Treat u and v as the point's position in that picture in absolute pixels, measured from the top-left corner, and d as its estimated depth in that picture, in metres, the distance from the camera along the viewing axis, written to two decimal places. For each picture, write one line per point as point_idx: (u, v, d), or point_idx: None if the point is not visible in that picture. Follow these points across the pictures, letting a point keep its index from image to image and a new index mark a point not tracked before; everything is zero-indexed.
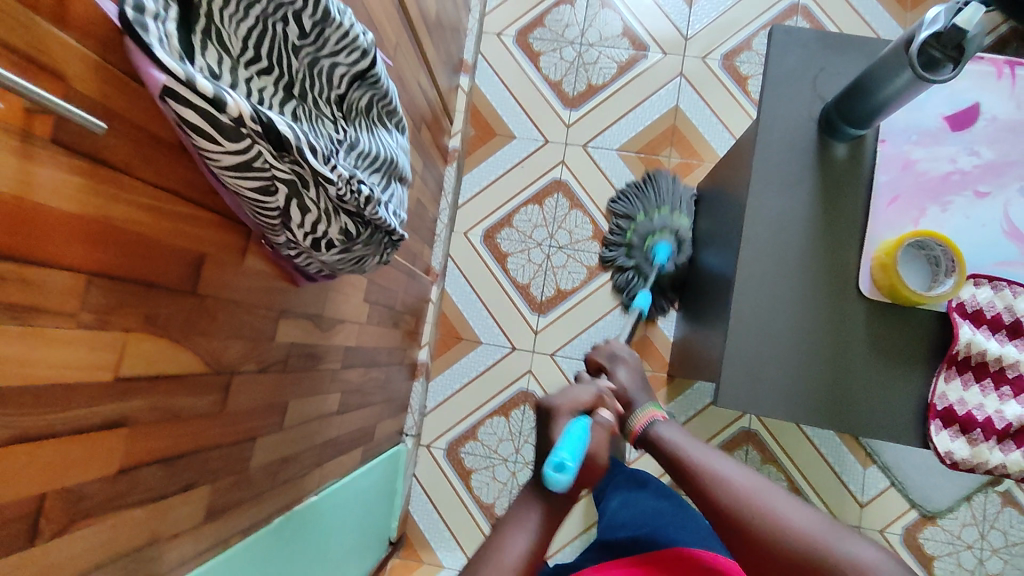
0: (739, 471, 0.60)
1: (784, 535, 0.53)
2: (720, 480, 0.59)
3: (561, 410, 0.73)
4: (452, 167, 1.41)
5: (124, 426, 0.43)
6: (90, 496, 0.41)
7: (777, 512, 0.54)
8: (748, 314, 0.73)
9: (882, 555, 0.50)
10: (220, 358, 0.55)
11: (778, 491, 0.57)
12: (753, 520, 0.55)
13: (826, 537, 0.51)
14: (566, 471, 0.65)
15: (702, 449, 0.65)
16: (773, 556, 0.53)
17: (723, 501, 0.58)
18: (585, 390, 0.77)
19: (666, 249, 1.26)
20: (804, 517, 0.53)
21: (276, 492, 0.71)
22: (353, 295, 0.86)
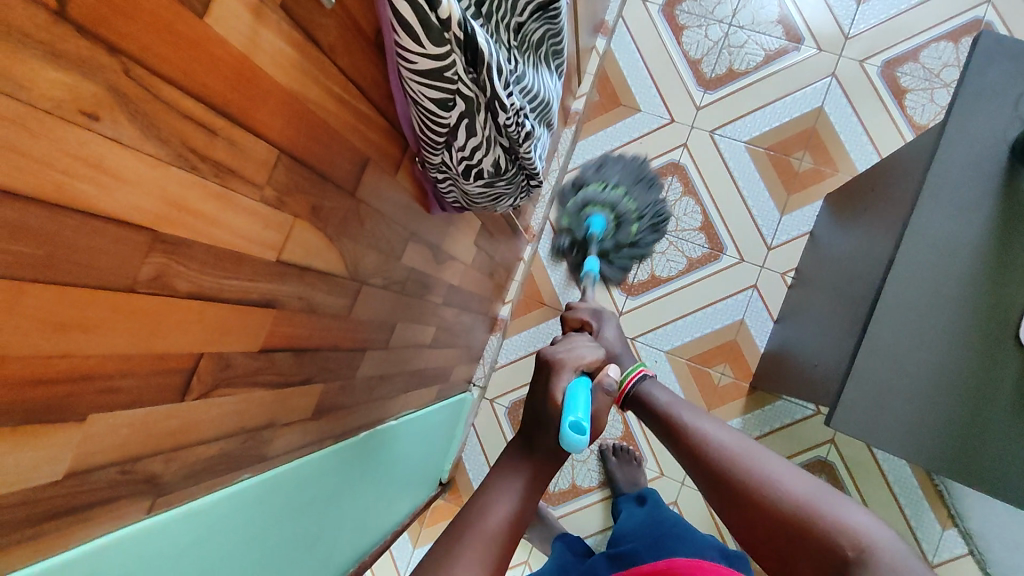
0: (725, 431, 0.52)
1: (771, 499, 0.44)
2: (702, 445, 0.51)
3: (564, 366, 0.61)
4: (570, 130, 1.38)
5: (272, 308, 0.44)
6: (234, 367, 0.43)
7: (766, 471, 0.46)
8: (886, 337, 0.68)
9: (877, 524, 0.41)
10: (357, 265, 0.55)
11: (767, 452, 0.49)
12: (741, 478, 0.47)
13: (823, 499, 0.43)
14: (583, 433, 0.53)
15: (688, 412, 0.58)
16: (757, 519, 0.44)
17: (709, 462, 0.50)
18: (588, 349, 0.66)
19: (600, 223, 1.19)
20: (801, 482, 0.45)
21: (367, 406, 0.74)
22: (468, 235, 0.86)
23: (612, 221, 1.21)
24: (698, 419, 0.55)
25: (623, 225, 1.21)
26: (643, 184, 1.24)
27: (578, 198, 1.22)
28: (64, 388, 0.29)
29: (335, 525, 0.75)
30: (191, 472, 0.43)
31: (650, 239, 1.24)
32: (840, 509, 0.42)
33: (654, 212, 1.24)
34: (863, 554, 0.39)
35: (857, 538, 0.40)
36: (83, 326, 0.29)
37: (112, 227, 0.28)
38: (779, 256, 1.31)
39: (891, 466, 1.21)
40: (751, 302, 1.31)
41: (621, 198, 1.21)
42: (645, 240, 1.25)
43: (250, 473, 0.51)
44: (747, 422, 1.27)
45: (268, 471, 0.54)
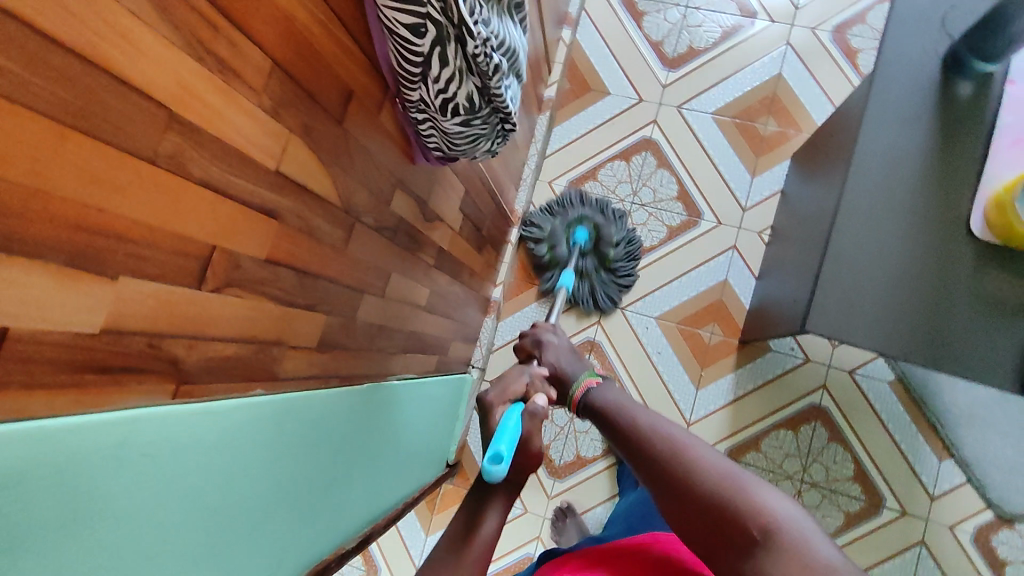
0: (672, 427, 0.60)
1: (697, 482, 0.51)
2: (647, 438, 0.59)
3: (494, 405, 0.78)
4: (545, 116, 1.44)
5: (275, 220, 0.49)
6: (244, 269, 0.47)
7: (698, 460, 0.53)
8: (847, 243, 0.72)
9: (789, 502, 0.48)
10: (349, 199, 0.60)
11: (704, 443, 0.56)
12: (674, 465, 0.54)
13: (741, 482, 0.49)
14: (502, 461, 0.66)
15: (637, 411, 0.66)
16: (684, 501, 0.51)
17: (650, 457, 0.57)
18: (517, 378, 0.81)
19: (583, 236, 1.33)
20: (724, 468, 0.51)
21: (369, 356, 0.77)
22: (452, 199, 0.91)
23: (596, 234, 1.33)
24: (647, 418, 0.63)
25: (605, 242, 1.32)
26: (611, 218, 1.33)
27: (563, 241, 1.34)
28: (103, 242, 0.34)
29: (347, 475, 0.78)
30: (210, 368, 0.47)
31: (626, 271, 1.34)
32: (755, 490, 0.48)
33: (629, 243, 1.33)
34: (769, 534, 0.45)
35: (759, 513, 0.46)
36: (116, 187, 0.34)
37: (136, 96, 0.33)
38: (755, 215, 1.37)
39: (883, 406, 1.25)
40: (732, 263, 1.36)
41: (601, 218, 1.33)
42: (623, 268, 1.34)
43: (262, 390, 0.55)
44: (740, 376, 1.31)
45: (280, 392, 0.58)
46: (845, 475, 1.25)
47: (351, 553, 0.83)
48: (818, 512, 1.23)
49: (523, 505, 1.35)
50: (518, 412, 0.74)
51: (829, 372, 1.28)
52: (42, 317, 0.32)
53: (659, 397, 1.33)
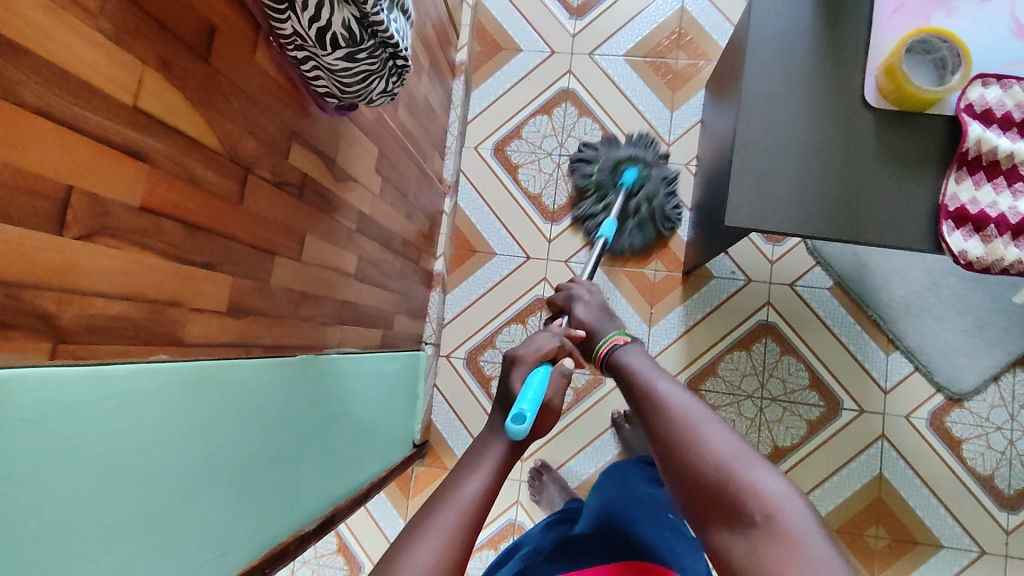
0: (680, 393, 0.60)
1: (703, 460, 0.53)
2: (659, 404, 0.60)
3: (523, 359, 0.75)
4: (460, 81, 1.42)
5: (144, 163, 0.46)
6: (115, 216, 0.44)
7: (704, 436, 0.54)
8: (755, 133, 0.73)
9: (786, 488, 0.51)
10: (236, 147, 0.57)
11: (710, 413, 0.57)
12: (680, 438, 0.55)
13: (744, 466, 0.52)
14: (526, 422, 0.64)
15: (651, 372, 0.66)
16: (689, 477, 0.53)
17: (656, 425, 0.58)
18: (547, 339, 0.78)
19: (632, 175, 1.27)
20: (730, 446, 0.53)
21: (297, 325, 0.74)
22: (365, 159, 0.88)
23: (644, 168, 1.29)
24: (656, 380, 0.63)
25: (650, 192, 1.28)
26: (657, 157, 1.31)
27: (603, 163, 1.30)
28: None
29: (295, 454, 0.75)
30: (93, 327, 0.43)
31: (673, 212, 1.30)
32: (755, 477, 0.51)
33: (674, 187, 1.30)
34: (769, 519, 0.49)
35: (762, 500, 0.50)
36: None
37: None
38: (679, 149, 1.38)
39: (827, 312, 1.29)
40: None
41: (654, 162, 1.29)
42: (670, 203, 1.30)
43: (167, 355, 0.51)
44: (688, 308, 1.33)
45: (191, 359, 0.54)
46: (801, 384, 1.28)
47: (310, 538, 0.81)
48: (782, 424, 1.28)
49: None
50: (543, 378, 0.71)
51: (771, 289, 1.31)
52: None
53: None
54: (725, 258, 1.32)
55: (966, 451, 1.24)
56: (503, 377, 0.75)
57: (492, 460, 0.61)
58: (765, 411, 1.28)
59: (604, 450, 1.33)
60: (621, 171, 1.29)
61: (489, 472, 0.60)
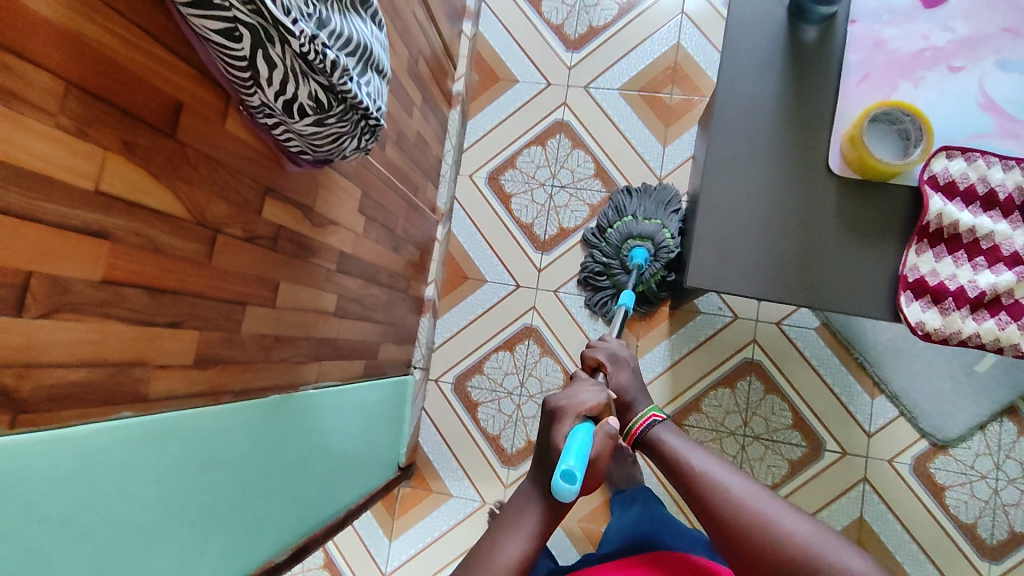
0: (737, 480, 0.67)
1: (783, 547, 0.60)
2: (722, 495, 0.65)
3: (566, 413, 0.73)
4: (456, 111, 1.45)
5: (107, 240, 0.49)
6: (74, 292, 0.47)
7: (778, 521, 0.62)
8: (717, 197, 0.76)
9: (867, 564, 0.58)
10: (204, 212, 0.60)
11: (772, 498, 0.64)
12: (755, 530, 0.62)
13: (824, 547, 0.59)
14: (574, 483, 0.65)
15: (692, 454, 0.72)
16: (773, 565, 0.60)
17: (724, 513, 0.64)
18: (592, 394, 0.76)
19: (642, 256, 1.23)
20: (806, 529, 0.61)
21: (270, 367, 0.77)
22: (346, 201, 0.92)
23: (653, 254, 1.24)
24: (704, 462, 0.70)
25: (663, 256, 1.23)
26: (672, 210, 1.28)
27: (630, 219, 1.30)
28: None
29: (265, 490, 0.78)
30: (52, 395, 0.47)
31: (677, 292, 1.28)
32: (835, 553, 0.59)
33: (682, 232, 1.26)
34: None
35: None
36: None
37: None
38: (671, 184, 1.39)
39: (813, 352, 1.29)
40: None
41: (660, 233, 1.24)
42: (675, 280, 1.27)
43: (130, 411, 0.55)
44: (674, 342, 1.34)
45: (155, 413, 0.58)
46: (784, 424, 1.29)
47: (280, 569, 0.84)
48: (764, 463, 1.28)
49: (481, 496, 1.37)
50: (588, 429, 0.70)
51: (758, 327, 1.31)
52: None
53: None
54: (713, 295, 1.33)
55: (949, 499, 1.23)
56: (545, 430, 0.74)
57: (530, 525, 0.67)
58: (747, 449, 1.29)
59: None
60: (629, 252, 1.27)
61: (526, 537, 0.66)
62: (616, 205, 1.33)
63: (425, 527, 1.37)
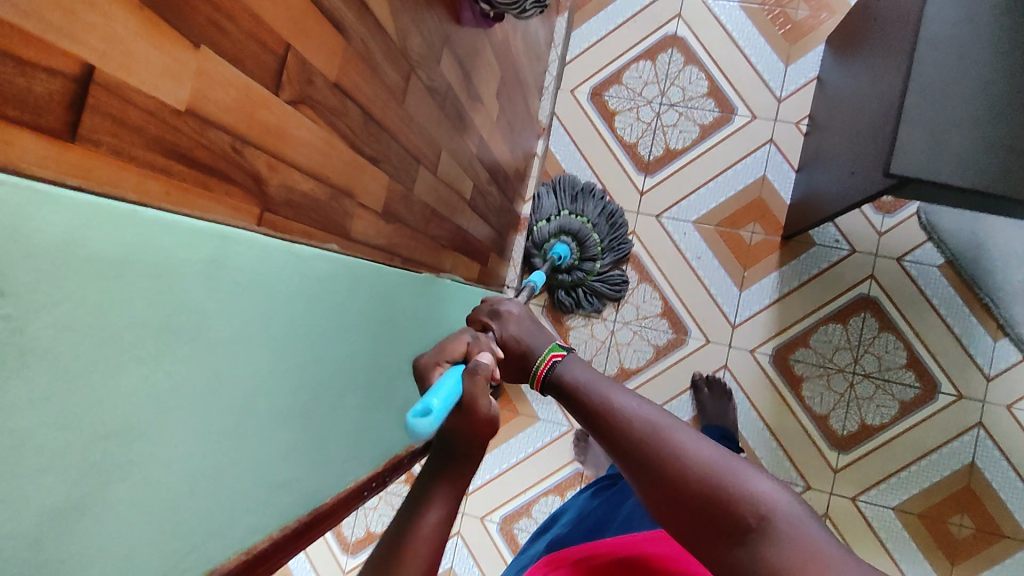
0: (650, 412, 0.48)
1: (686, 471, 0.43)
2: (631, 432, 0.47)
3: (430, 370, 0.56)
4: (563, 19, 1.37)
5: (341, 36, 0.44)
6: (316, 89, 0.42)
7: (681, 445, 0.45)
8: (933, 76, 0.68)
9: (776, 484, 0.43)
10: (405, 40, 0.54)
11: (683, 424, 0.47)
12: (660, 457, 0.45)
13: (730, 468, 0.43)
14: (432, 414, 0.46)
15: (594, 381, 0.54)
16: (673, 493, 0.44)
17: (631, 450, 0.47)
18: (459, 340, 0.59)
19: (563, 251, 1.26)
20: (712, 449, 0.44)
21: (426, 242, 0.73)
22: (490, 80, 0.85)
23: (576, 247, 1.28)
24: (620, 398, 0.50)
25: (587, 252, 1.27)
26: (592, 196, 1.31)
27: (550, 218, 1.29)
28: None
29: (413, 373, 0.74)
30: (290, 202, 0.42)
31: (616, 274, 1.30)
32: (747, 479, 0.42)
33: (615, 243, 1.30)
34: (765, 523, 0.40)
35: (755, 505, 0.41)
36: None
37: None
38: (791, 106, 1.31)
39: (933, 290, 1.23)
40: (770, 157, 1.30)
41: (584, 217, 1.28)
42: (610, 277, 1.29)
43: (338, 247, 0.50)
44: (784, 274, 1.28)
45: (354, 255, 0.53)
46: (897, 363, 1.23)
47: (416, 456, 0.81)
48: (873, 402, 1.23)
49: (570, 422, 1.35)
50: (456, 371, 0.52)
51: (877, 262, 1.25)
52: (121, 64, 0.27)
53: (703, 303, 1.30)
54: (830, 226, 1.26)
55: None
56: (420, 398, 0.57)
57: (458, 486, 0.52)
58: (855, 387, 1.24)
59: (680, 411, 1.29)
60: (550, 248, 1.28)
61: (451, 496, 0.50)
62: (536, 208, 1.32)
63: (510, 449, 1.36)
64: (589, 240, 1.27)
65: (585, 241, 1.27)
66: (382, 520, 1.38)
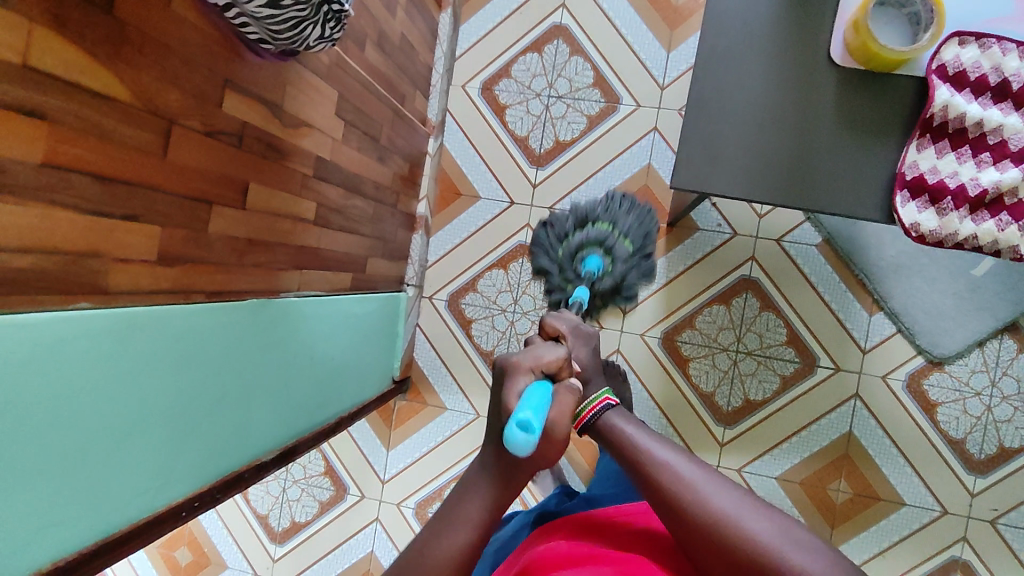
0: (704, 478, 0.53)
1: (753, 557, 0.49)
2: (695, 504, 0.52)
3: (518, 369, 0.59)
4: (447, 16, 1.38)
5: (44, 121, 0.47)
6: (13, 174, 0.45)
7: (744, 527, 0.50)
8: (708, 92, 0.72)
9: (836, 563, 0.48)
10: (154, 99, 0.57)
11: (736, 493, 0.52)
12: (722, 538, 0.50)
13: (796, 556, 0.48)
14: (530, 432, 0.52)
15: (638, 441, 0.58)
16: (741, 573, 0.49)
17: (694, 522, 0.51)
18: (551, 350, 0.62)
19: (595, 264, 1.03)
20: (772, 530, 0.50)
21: (244, 272, 0.77)
22: (321, 103, 0.87)
23: (607, 257, 1.05)
24: (670, 463, 0.55)
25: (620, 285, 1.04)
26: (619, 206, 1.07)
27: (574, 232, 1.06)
28: None
29: (247, 393, 0.79)
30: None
31: (641, 276, 1.06)
32: (813, 562, 0.48)
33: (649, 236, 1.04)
34: None
35: None
36: None
37: None
38: (674, 93, 1.32)
39: (811, 269, 1.26)
40: (655, 145, 1.32)
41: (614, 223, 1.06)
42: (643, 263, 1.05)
43: (89, 303, 0.55)
44: (670, 260, 1.31)
45: (118, 306, 0.58)
46: (778, 340, 1.28)
47: (268, 466, 0.89)
48: (755, 378, 1.28)
49: (475, 411, 1.39)
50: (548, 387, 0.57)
51: (757, 243, 1.28)
52: None
53: None
54: (712, 210, 1.29)
55: (941, 415, 1.23)
56: (497, 396, 0.59)
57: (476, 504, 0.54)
58: (739, 365, 1.29)
59: None
60: (579, 259, 1.04)
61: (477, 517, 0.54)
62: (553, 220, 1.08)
63: (422, 439, 1.41)
64: (623, 248, 1.04)
65: (617, 246, 1.04)
66: (306, 511, 1.44)
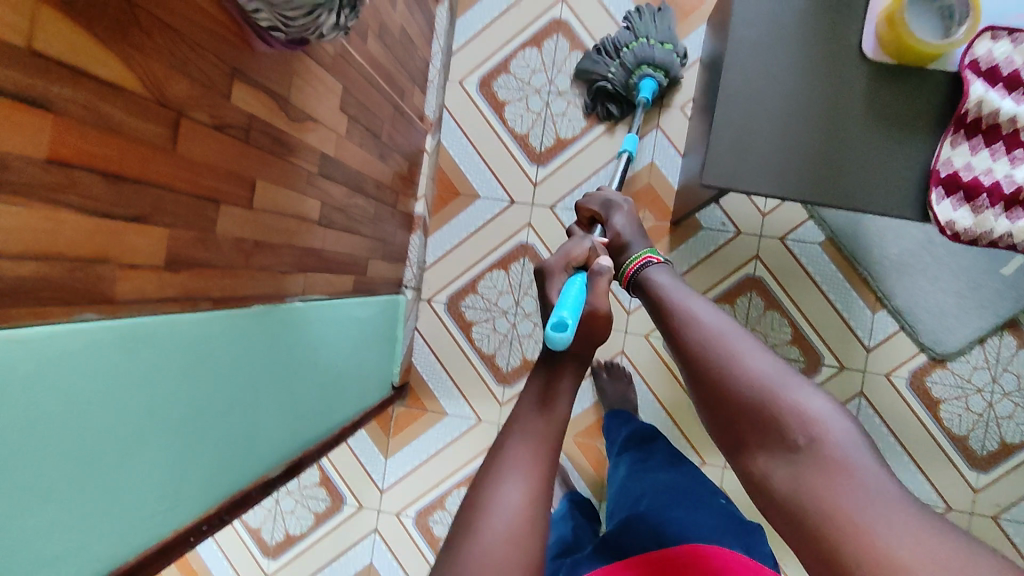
0: (716, 317, 0.59)
1: (739, 380, 0.53)
2: (702, 338, 0.57)
3: (553, 271, 0.74)
4: (444, 9, 1.34)
5: (49, 112, 0.42)
6: (15, 171, 0.41)
7: (739, 357, 0.54)
8: (739, 86, 0.69)
9: (830, 409, 0.50)
10: (163, 88, 0.53)
11: (747, 337, 0.57)
12: (715, 362, 0.55)
13: (781, 386, 0.51)
14: (566, 328, 0.63)
15: (674, 292, 0.65)
16: (726, 396, 0.53)
17: (694, 348, 0.57)
18: (579, 244, 0.77)
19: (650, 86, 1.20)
20: (769, 367, 0.53)
21: (251, 276, 0.72)
22: (326, 97, 0.83)
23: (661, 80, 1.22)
24: (694, 306, 0.61)
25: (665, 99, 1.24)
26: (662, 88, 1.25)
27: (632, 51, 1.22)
28: None
29: (254, 404, 0.74)
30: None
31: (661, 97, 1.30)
32: (800, 396, 0.51)
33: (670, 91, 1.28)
34: (814, 443, 0.48)
35: (802, 418, 0.49)
36: None
37: None
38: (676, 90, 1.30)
39: (816, 268, 1.26)
40: (657, 143, 1.30)
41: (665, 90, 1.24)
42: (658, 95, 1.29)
43: (93, 314, 0.50)
44: (674, 259, 1.30)
45: (124, 316, 0.53)
46: (783, 340, 1.27)
47: (275, 482, 0.84)
48: None
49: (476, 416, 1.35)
50: (580, 282, 0.70)
51: (762, 242, 1.27)
52: None
53: None
54: (716, 209, 1.28)
55: (944, 412, 1.24)
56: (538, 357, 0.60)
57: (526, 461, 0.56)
58: None
59: (581, 398, 1.32)
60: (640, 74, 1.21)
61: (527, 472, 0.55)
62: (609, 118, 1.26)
63: (422, 446, 1.37)
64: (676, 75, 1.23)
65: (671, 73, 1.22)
66: (301, 524, 1.39)
